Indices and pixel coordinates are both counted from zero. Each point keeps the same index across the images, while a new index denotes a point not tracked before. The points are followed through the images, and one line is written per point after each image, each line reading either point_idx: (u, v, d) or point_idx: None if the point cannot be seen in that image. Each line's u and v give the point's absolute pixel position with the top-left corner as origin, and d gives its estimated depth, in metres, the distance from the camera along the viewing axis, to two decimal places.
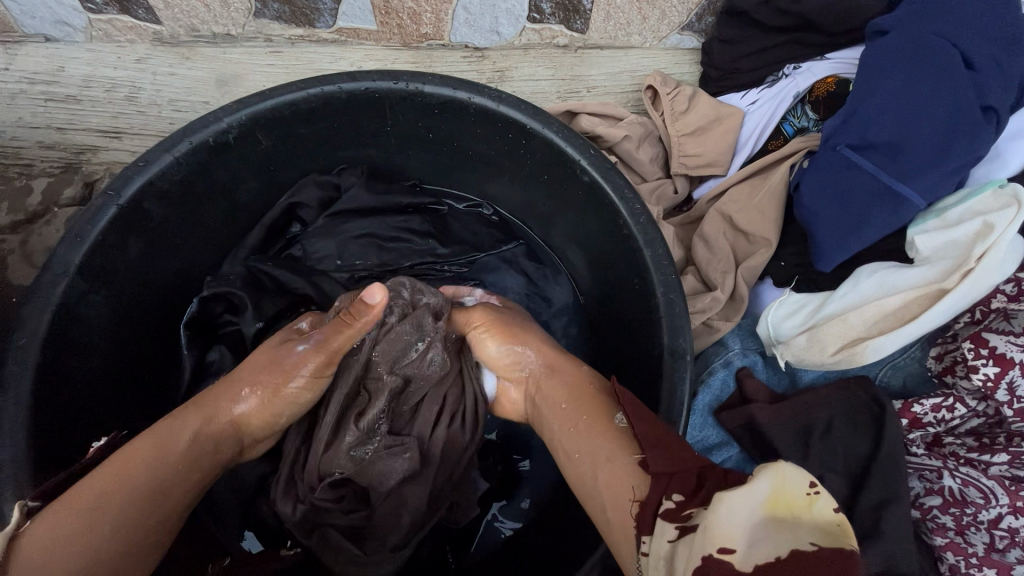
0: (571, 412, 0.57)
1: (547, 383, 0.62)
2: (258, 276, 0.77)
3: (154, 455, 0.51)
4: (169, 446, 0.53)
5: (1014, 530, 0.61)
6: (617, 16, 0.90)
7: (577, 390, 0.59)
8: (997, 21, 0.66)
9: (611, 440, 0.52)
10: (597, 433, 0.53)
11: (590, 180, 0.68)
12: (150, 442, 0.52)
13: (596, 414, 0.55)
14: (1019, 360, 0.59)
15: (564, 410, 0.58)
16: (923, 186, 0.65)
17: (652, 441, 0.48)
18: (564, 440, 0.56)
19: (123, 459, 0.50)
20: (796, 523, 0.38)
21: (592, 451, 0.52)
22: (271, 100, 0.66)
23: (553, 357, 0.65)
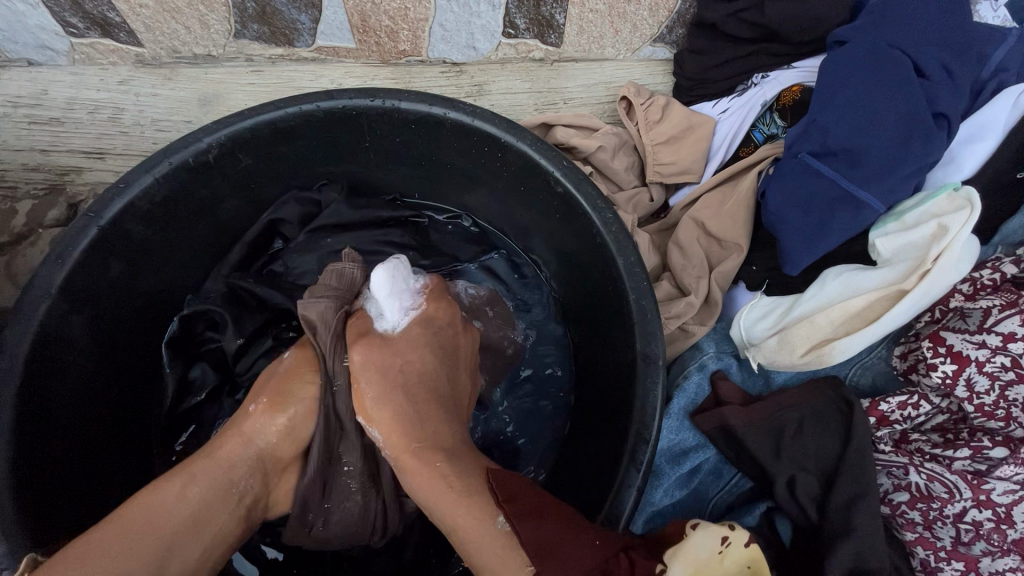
0: (444, 495, 0.55)
1: (413, 464, 0.57)
2: (239, 292, 0.79)
3: (153, 517, 0.53)
4: (162, 498, 0.54)
5: (978, 523, 0.63)
6: (590, 30, 0.92)
7: (442, 493, 0.55)
8: (947, 30, 0.70)
9: (494, 544, 0.52)
10: (480, 527, 0.52)
11: (564, 191, 0.70)
12: (148, 495, 0.54)
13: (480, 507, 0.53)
14: (975, 357, 0.62)
15: (441, 496, 0.55)
16: (880, 191, 0.67)
17: (540, 548, 0.49)
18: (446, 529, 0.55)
19: (130, 512, 0.53)
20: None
21: (477, 547, 0.52)
22: (251, 120, 0.67)
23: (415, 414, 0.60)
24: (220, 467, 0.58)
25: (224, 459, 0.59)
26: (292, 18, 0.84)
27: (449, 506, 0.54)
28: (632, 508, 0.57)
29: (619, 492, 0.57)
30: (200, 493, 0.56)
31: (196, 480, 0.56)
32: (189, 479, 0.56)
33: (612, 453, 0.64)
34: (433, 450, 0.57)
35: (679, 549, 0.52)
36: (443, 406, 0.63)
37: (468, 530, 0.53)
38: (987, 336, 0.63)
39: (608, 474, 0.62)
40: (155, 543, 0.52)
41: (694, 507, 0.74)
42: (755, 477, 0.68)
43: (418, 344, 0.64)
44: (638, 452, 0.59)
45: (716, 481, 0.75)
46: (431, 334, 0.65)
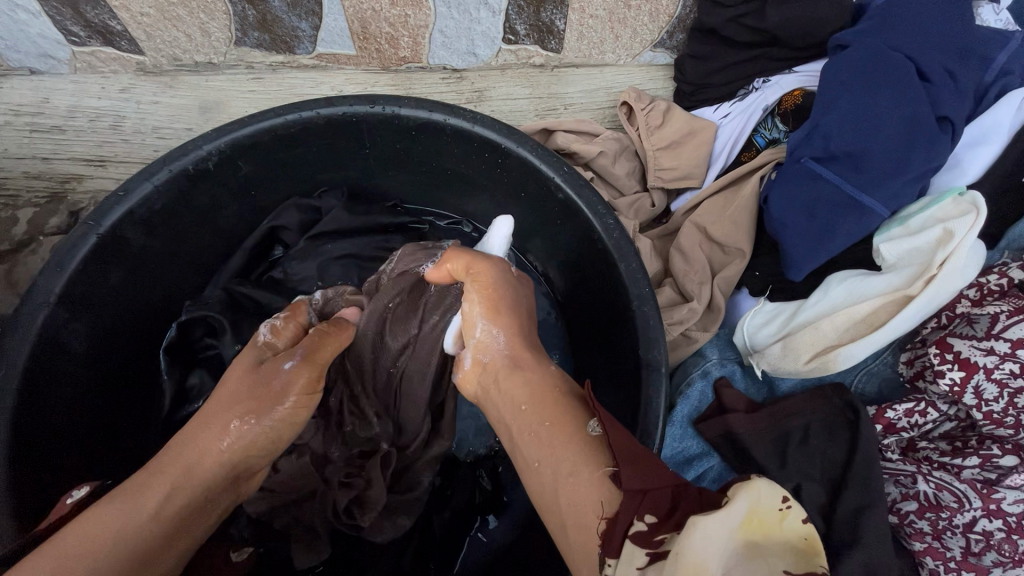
0: (536, 411, 0.49)
1: (507, 379, 0.53)
2: (236, 297, 0.79)
3: (125, 538, 0.45)
4: (133, 509, 0.46)
5: (988, 533, 0.62)
6: (591, 35, 0.92)
7: (539, 386, 0.51)
8: (949, 33, 0.69)
9: (582, 446, 0.45)
10: (570, 429, 0.46)
11: (565, 197, 0.69)
12: (115, 516, 0.45)
13: (571, 410, 0.48)
14: (983, 363, 0.62)
15: (537, 390, 0.51)
16: (884, 196, 0.67)
17: (631, 453, 0.42)
18: (520, 431, 0.49)
19: (85, 524, 0.44)
20: (766, 543, 0.37)
21: (555, 454, 0.45)
22: (251, 127, 0.67)
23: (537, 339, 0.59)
24: (203, 472, 0.50)
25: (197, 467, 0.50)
26: (292, 25, 0.84)
27: (545, 407, 0.49)
28: None
29: None
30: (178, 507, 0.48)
31: (178, 490, 0.49)
32: (168, 486, 0.48)
33: None
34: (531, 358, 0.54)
35: (743, 480, 0.38)
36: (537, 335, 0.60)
37: (555, 424, 0.47)
38: (996, 342, 0.62)
39: None
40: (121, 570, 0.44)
41: None
42: None
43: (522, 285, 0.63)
44: None
45: None
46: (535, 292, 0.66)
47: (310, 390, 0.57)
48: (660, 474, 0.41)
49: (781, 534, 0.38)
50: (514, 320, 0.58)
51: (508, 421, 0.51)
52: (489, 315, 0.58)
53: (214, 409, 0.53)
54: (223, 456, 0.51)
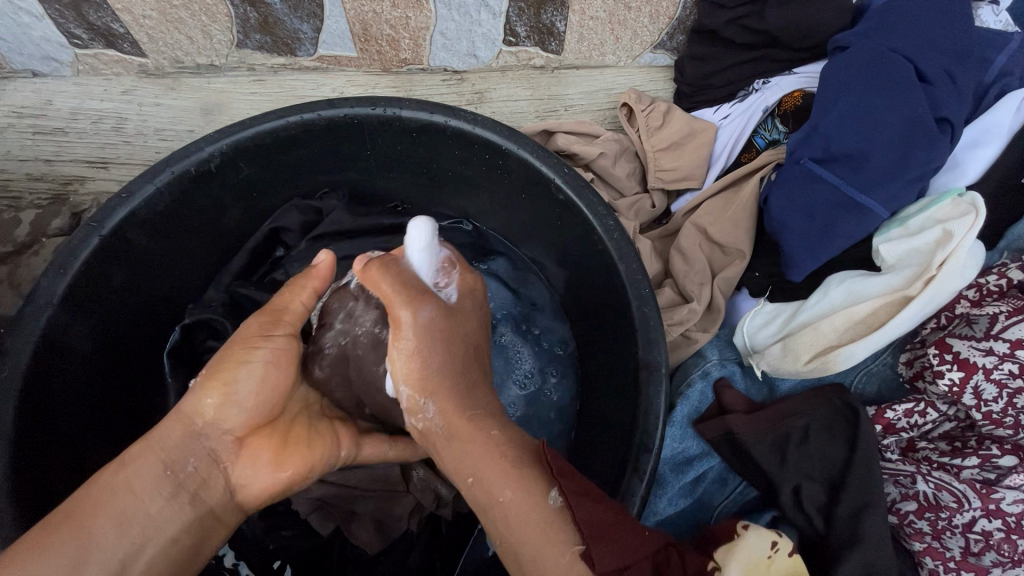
0: (484, 487, 0.48)
1: (452, 448, 0.51)
2: (238, 298, 0.81)
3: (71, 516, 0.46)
4: (131, 462, 0.50)
5: (988, 533, 0.63)
6: (591, 37, 0.92)
7: (483, 458, 0.49)
8: (949, 35, 0.69)
9: (542, 518, 0.46)
10: (524, 503, 0.47)
11: (565, 199, 0.70)
12: (79, 493, 0.48)
13: (522, 476, 0.48)
14: (982, 364, 0.62)
15: (487, 460, 0.49)
16: (884, 197, 0.67)
17: (597, 527, 0.44)
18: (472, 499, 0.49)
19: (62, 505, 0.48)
20: None
21: (515, 527, 0.46)
22: (253, 129, 0.67)
23: (463, 358, 0.55)
24: (153, 446, 0.51)
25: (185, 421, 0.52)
26: (294, 27, 0.84)
27: (497, 477, 0.48)
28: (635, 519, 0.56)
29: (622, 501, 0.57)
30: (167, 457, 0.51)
31: (124, 466, 0.49)
32: (117, 466, 0.49)
33: (614, 463, 0.64)
34: (477, 410, 0.53)
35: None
36: (483, 373, 0.58)
37: (509, 498, 0.47)
38: (995, 343, 0.62)
39: (611, 482, 0.61)
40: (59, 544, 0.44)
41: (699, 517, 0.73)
42: (761, 486, 0.67)
43: (468, 313, 0.58)
44: (641, 461, 0.58)
45: (719, 489, 0.74)
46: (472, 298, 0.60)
47: (252, 343, 0.54)
48: (629, 545, 0.45)
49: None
50: (439, 359, 0.54)
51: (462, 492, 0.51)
52: (416, 374, 0.53)
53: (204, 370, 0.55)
54: (167, 432, 0.51)
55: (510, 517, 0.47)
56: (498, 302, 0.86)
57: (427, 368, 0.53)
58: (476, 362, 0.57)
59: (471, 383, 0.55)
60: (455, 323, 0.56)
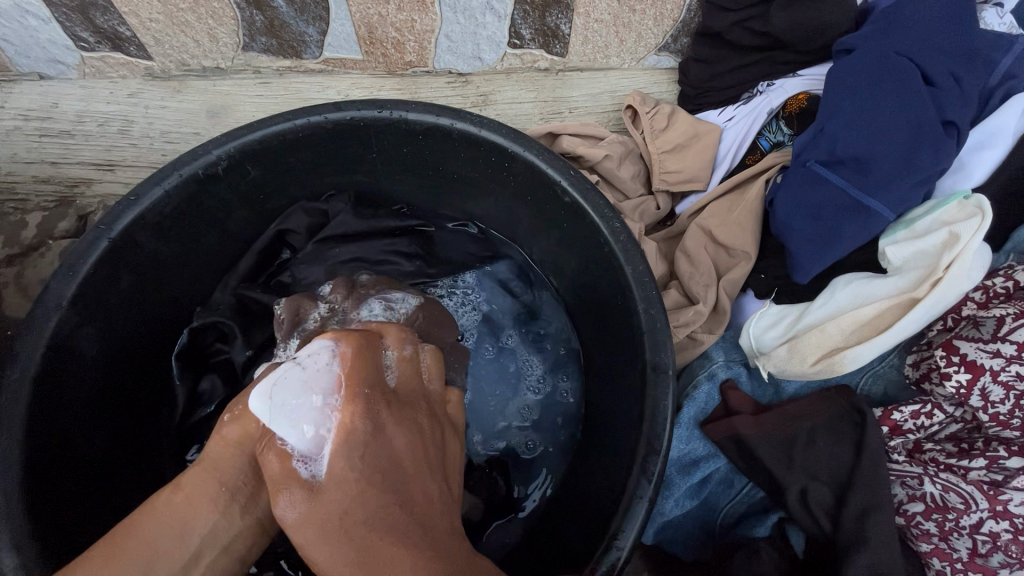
0: None
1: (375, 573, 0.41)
2: (247, 301, 0.80)
3: (128, 535, 0.48)
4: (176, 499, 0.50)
5: (996, 534, 0.62)
6: (595, 39, 0.93)
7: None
8: (954, 38, 0.70)
9: None
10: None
11: (571, 201, 0.70)
12: (136, 512, 0.50)
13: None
14: (989, 366, 0.62)
15: None
16: (890, 199, 0.67)
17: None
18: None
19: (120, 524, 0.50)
20: None
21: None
22: (260, 132, 0.68)
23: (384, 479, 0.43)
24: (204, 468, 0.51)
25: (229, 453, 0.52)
26: (299, 30, 0.84)
27: None
28: (642, 522, 0.56)
29: (630, 503, 0.57)
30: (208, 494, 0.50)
31: (180, 488, 0.51)
32: (174, 487, 0.51)
33: (622, 463, 0.64)
34: None
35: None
36: (390, 522, 0.42)
37: None
38: (1002, 345, 0.62)
39: (619, 484, 0.62)
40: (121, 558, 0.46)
41: (705, 516, 0.75)
42: (768, 488, 0.68)
43: (342, 473, 0.43)
44: (649, 463, 0.58)
45: (726, 491, 0.75)
46: (356, 447, 0.44)
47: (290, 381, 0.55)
48: None
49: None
50: (328, 547, 0.42)
51: None
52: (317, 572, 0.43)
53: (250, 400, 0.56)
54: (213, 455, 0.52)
55: None
56: (504, 306, 0.86)
57: (316, 560, 0.43)
58: (375, 521, 0.42)
59: (374, 550, 0.41)
60: (323, 497, 0.43)
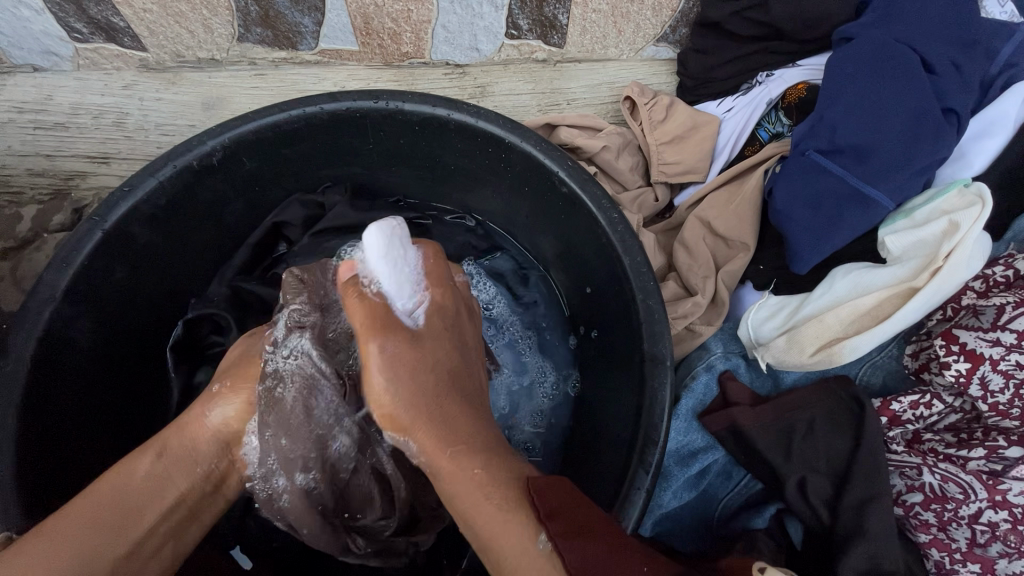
0: (507, 535, 0.46)
1: (443, 472, 0.51)
2: (242, 294, 0.80)
3: (114, 490, 0.50)
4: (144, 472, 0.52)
5: (994, 524, 0.63)
6: (593, 30, 0.92)
7: (471, 471, 0.49)
8: (955, 26, 0.69)
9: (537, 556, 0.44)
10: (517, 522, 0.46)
11: (569, 191, 0.69)
12: (111, 475, 0.52)
13: (507, 497, 0.48)
14: (989, 355, 0.62)
15: (481, 511, 0.48)
16: (890, 188, 0.67)
17: (571, 530, 0.44)
18: (467, 526, 0.49)
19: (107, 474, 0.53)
20: None
21: (500, 552, 0.46)
22: (255, 123, 0.67)
23: (441, 435, 0.52)
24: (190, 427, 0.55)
25: (187, 433, 0.55)
26: (295, 21, 0.84)
27: (506, 550, 0.46)
28: (641, 512, 0.56)
29: (628, 494, 0.57)
30: (167, 469, 0.53)
31: (164, 455, 0.53)
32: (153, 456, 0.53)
33: (620, 454, 0.64)
34: (474, 459, 0.50)
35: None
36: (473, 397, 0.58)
37: None
38: (1002, 333, 0.61)
39: (617, 476, 0.61)
40: (106, 520, 0.49)
41: (704, 508, 0.74)
42: (766, 479, 0.67)
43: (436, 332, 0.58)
44: (647, 454, 0.58)
45: (725, 483, 0.75)
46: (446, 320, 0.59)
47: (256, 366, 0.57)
48: None
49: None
50: (412, 392, 0.54)
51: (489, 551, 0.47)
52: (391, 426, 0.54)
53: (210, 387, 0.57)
54: (192, 427, 0.55)
55: None
56: (499, 300, 0.86)
57: (402, 415, 0.53)
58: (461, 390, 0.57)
59: (461, 426, 0.53)
60: (420, 349, 0.56)
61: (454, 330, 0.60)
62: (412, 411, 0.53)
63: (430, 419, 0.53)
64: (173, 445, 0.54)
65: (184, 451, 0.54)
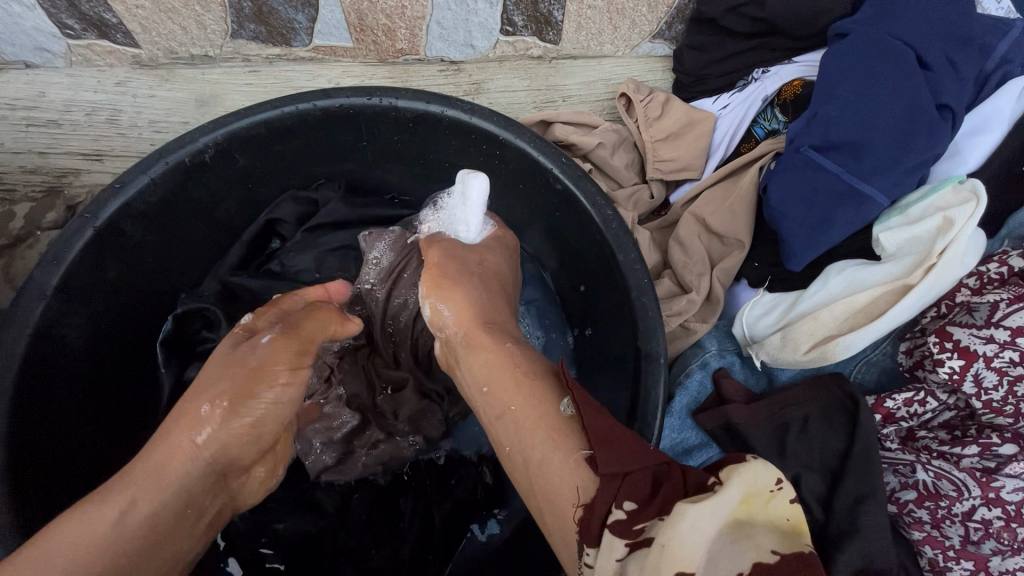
0: (528, 408, 0.50)
1: (471, 359, 0.56)
2: (232, 288, 0.79)
3: (77, 534, 0.45)
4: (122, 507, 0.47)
5: (987, 521, 0.62)
6: (589, 26, 0.91)
7: (501, 368, 0.53)
8: (950, 22, 0.69)
9: (552, 428, 0.48)
10: (537, 409, 0.49)
11: (563, 188, 0.69)
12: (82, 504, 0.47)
13: (540, 391, 0.51)
14: (982, 352, 0.62)
15: (499, 396, 0.52)
16: (884, 185, 0.67)
17: (604, 433, 0.45)
18: (498, 418, 0.52)
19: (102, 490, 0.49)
20: (753, 526, 0.41)
21: (523, 436, 0.49)
22: (247, 119, 0.66)
23: (479, 328, 0.57)
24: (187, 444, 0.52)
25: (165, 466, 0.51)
26: (289, 17, 0.83)
27: (524, 432, 0.49)
28: None
29: None
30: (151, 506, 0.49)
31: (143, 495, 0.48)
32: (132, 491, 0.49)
33: None
34: (498, 342, 0.56)
35: (738, 465, 0.42)
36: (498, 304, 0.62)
37: (547, 470, 0.46)
38: (996, 330, 0.61)
39: None
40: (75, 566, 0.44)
41: None
42: None
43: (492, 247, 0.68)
44: None
45: None
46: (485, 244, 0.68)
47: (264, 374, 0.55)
48: (632, 452, 0.44)
49: (768, 515, 0.42)
50: (453, 271, 0.62)
51: (501, 429, 0.51)
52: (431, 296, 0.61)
53: (203, 387, 0.55)
54: (181, 450, 0.52)
55: (548, 492, 0.46)
56: None
57: (443, 292, 0.60)
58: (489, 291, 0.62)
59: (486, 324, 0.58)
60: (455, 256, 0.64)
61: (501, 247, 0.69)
62: (439, 289, 0.61)
63: (469, 298, 0.60)
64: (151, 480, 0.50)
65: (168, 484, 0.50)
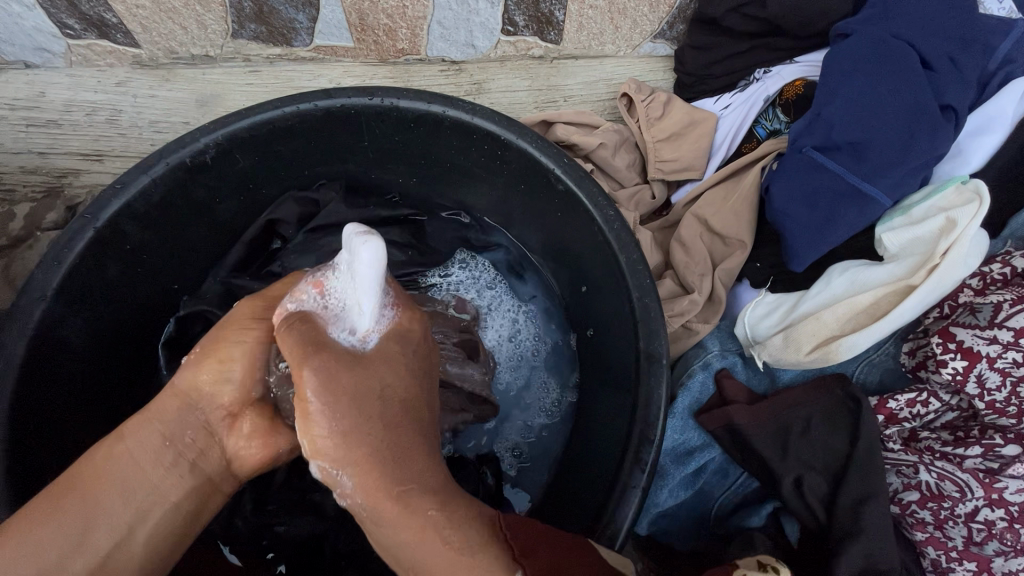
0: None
1: (376, 518, 0.47)
2: (234, 289, 0.80)
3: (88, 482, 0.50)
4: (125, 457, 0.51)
5: (991, 522, 0.62)
6: (590, 26, 0.91)
7: (411, 519, 0.46)
8: (953, 22, 0.69)
9: None
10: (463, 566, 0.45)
11: (565, 188, 0.69)
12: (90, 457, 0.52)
13: (466, 551, 0.46)
14: (986, 353, 0.62)
15: (415, 550, 0.46)
16: (887, 185, 0.66)
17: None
18: (411, 572, 0.47)
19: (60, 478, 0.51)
20: None
21: None
22: (248, 120, 0.66)
23: (382, 492, 0.47)
24: (148, 422, 0.53)
25: (158, 415, 0.53)
26: (289, 17, 0.83)
27: None
28: (637, 507, 0.56)
29: (624, 491, 0.57)
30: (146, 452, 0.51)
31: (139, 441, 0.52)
32: (118, 437, 0.52)
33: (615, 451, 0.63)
34: (408, 477, 0.48)
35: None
36: (404, 426, 0.50)
37: None
38: (999, 331, 0.61)
39: (611, 474, 0.61)
40: (71, 511, 0.48)
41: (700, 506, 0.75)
42: (763, 477, 0.67)
43: (385, 354, 0.52)
44: (643, 452, 0.58)
45: (721, 481, 0.74)
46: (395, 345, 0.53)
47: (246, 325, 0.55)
48: None
49: None
50: (347, 422, 0.47)
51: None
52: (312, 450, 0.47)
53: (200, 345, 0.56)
54: (171, 403, 0.53)
55: None
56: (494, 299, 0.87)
57: (336, 440, 0.47)
58: (394, 425, 0.50)
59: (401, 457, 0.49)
60: (344, 372, 0.48)
61: (408, 355, 0.54)
62: (333, 440, 0.47)
63: (372, 436, 0.48)
64: (139, 427, 0.52)
65: (154, 430, 0.52)
